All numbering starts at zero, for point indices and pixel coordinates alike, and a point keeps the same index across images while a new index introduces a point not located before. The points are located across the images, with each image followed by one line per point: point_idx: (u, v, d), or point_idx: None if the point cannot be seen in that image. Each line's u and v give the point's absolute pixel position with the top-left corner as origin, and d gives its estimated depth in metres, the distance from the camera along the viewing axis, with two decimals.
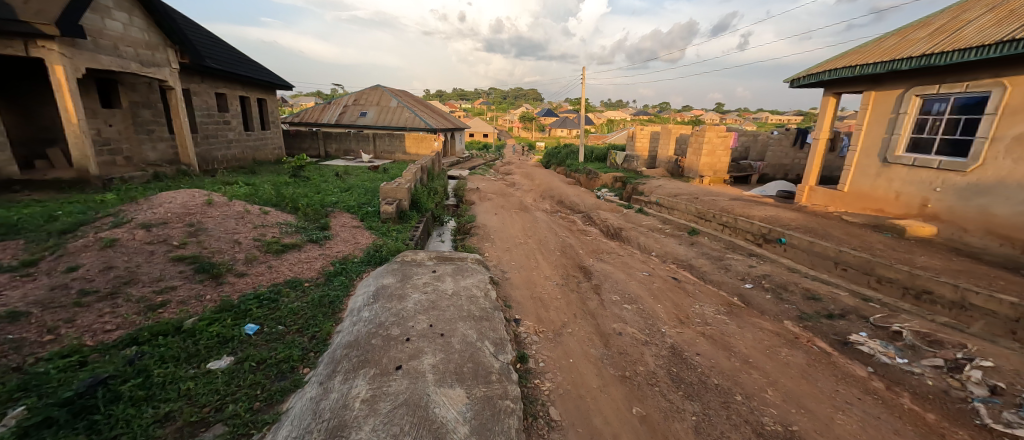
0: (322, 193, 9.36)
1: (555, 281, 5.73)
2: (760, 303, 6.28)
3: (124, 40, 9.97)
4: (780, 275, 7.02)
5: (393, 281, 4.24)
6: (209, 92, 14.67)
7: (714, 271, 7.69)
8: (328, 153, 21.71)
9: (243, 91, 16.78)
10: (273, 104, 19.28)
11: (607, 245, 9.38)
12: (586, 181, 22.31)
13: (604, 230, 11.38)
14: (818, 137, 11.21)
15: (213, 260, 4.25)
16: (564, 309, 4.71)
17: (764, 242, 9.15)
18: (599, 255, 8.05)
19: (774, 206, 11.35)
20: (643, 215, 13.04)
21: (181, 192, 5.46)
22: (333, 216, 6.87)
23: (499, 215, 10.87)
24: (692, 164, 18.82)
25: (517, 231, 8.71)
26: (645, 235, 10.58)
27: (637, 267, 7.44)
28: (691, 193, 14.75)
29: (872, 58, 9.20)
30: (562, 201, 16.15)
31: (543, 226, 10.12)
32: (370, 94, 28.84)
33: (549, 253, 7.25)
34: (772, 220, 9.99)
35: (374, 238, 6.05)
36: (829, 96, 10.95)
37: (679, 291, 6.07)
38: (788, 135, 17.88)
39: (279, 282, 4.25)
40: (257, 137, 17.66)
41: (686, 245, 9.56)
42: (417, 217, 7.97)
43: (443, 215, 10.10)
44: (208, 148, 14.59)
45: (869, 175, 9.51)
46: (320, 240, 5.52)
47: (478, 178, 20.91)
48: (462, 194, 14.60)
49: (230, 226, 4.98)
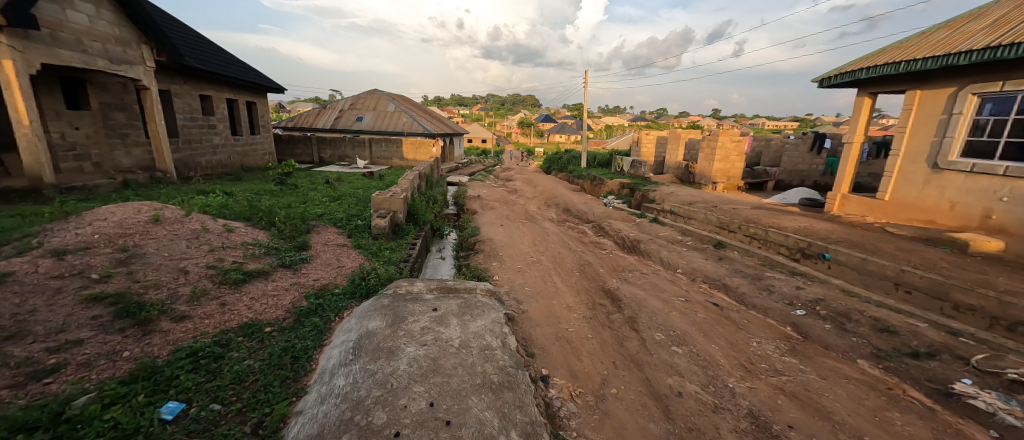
0: (307, 204, 8.34)
1: (582, 313, 4.75)
2: (821, 337, 5.30)
3: (91, 34, 8.95)
4: (837, 301, 6.04)
5: (381, 326, 3.22)
6: (192, 94, 13.68)
7: (755, 293, 6.71)
8: (322, 159, 20.75)
9: (231, 94, 15.83)
10: (263, 107, 18.30)
11: (627, 260, 8.39)
12: (591, 187, 21.37)
13: (620, 242, 10.39)
14: (851, 141, 10.33)
15: (145, 300, 3.24)
16: (602, 356, 3.73)
17: (804, 257, 8.20)
18: (622, 274, 7.06)
19: (804, 216, 10.42)
20: (658, 225, 12.07)
21: (124, 206, 4.45)
22: (316, 232, 5.87)
23: (505, 226, 9.89)
24: (704, 170, 17.90)
25: (527, 246, 7.72)
26: (666, 248, 9.61)
27: (669, 289, 6.48)
28: (708, 200, 13.82)
29: (921, 52, 8.27)
30: (569, 210, 15.17)
31: (554, 239, 9.13)
32: (366, 98, 27.96)
33: (567, 274, 6.27)
34: (808, 232, 9.03)
35: (362, 260, 5.05)
36: (864, 97, 10.06)
37: (728, 322, 5.10)
38: (805, 140, 17.02)
39: (230, 328, 3.22)
40: (245, 142, 16.68)
41: (714, 261, 8.59)
42: (414, 232, 6.97)
43: (443, 227, 9.11)
44: (190, 154, 13.59)
45: (915, 182, 8.63)
46: (294, 265, 4.51)
47: (479, 185, 19.96)
48: (463, 203, 13.65)
49: (178, 249, 3.96)
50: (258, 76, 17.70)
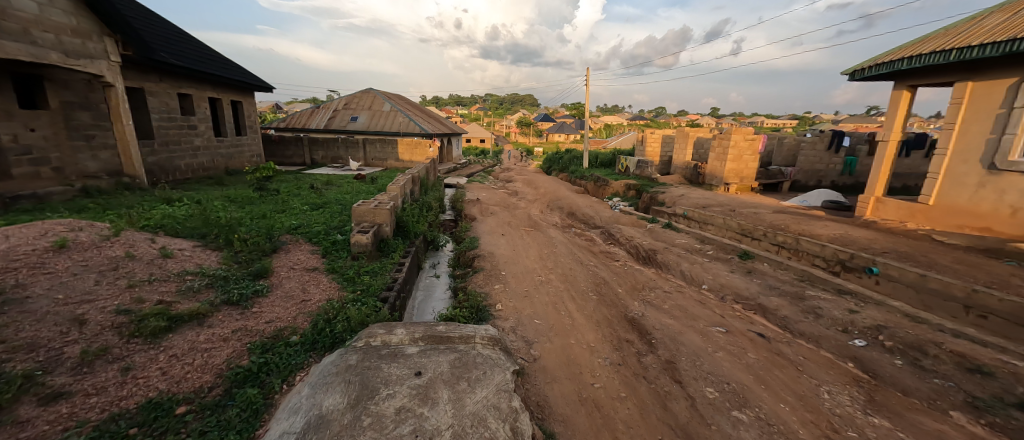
0: (285, 214, 7.40)
1: (612, 354, 3.87)
2: (895, 376, 4.42)
3: (41, 23, 7.92)
4: (904, 329, 5.17)
5: (338, 406, 2.26)
6: (169, 93, 12.70)
7: (800, 318, 5.82)
8: (313, 161, 19.80)
9: (213, 93, 14.86)
10: (250, 106, 17.33)
11: (645, 275, 7.47)
12: (595, 189, 20.42)
13: (633, 252, 9.44)
14: (887, 139, 9.52)
15: (4, 371, 2.26)
16: (659, 426, 2.90)
17: (845, 271, 7.36)
18: (644, 295, 6.12)
19: (835, 222, 9.55)
20: (672, 231, 11.15)
21: (26, 228, 3.49)
22: (285, 252, 4.92)
23: (507, 235, 8.99)
24: (715, 170, 16.97)
25: (534, 261, 6.76)
26: (685, 258, 8.69)
27: (703, 313, 5.55)
28: (723, 203, 12.92)
29: (974, 39, 7.41)
30: (574, 214, 14.22)
31: (563, 250, 8.16)
32: (361, 97, 26.98)
33: (585, 298, 5.34)
34: (846, 241, 8.11)
35: (336, 290, 4.09)
36: (902, 90, 9.30)
37: (786, 362, 4.22)
38: (823, 138, 16.12)
39: (124, 412, 2.26)
40: (230, 144, 15.70)
41: (742, 275, 7.66)
42: (403, 248, 6.02)
43: (439, 237, 8.22)
44: (168, 157, 12.62)
45: (967, 186, 7.90)
46: (244, 300, 3.55)
47: (478, 186, 18.98)
48: (461, 207, 12.75)
49: (79, 289, 2.98)
50: (244, 73, 16.71)
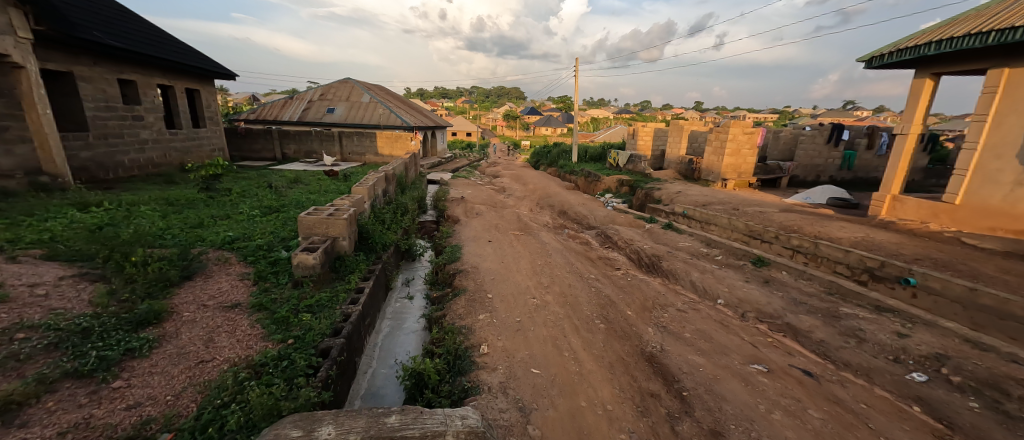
0: (228, 222, 6.18)
1: (639, 424, 2.87)
2: (979, 428, 3.53)
3: None
4: (970, 360, 4.33)
5: None
6: (107, 79, 11.15)
7: (840, 343, 4.93)
8: (284, 156, 18.30)
9: (164, 80, 13.26)
10: (209, 96, 15.72)
11: (653, 288, 6.52)
12: (586, 185, 19.47)
13: (634, 258, 8.48)
14: (906, 132, 8.79)
15: None
16: None
17: (874, 281, 6.57)
18: (657, 318, 5.15)
19: (850, 222, 8.80)
20: (673, 232, 10.28)
21: None
22: (202, 281, 3.76)
23: (494, 240, 7.96)
24: (712, 165, 16.25)
25: (527, 275, 5.73)
26: (693, 265, 7.80)
27: (731, 341, 4.61)
28: (724, 201, 12.12)
29: (1016, 20, 6.79)
30: (566, 213, 13.24)
31: (559, 259, 7.14)
32: (338, 87, 25.39)
33: (590, 328, 4.33)
34: (871, 245, 7.30)
35: (255, 339, 2.94)
36: (925, 78, 8.57)
37: (852, 418, 3.29)
38: (823, 131, 15.58)
39: None
40: (186, 137, 14.15)
41: (760, 286, 6.77)
42: (366, 265, 4.91)
43: (416, 246, 7.13)
44: (107, 151, 11.11)
45: (1001, 184, 7.22)
46: (104, 368, 2.39)
47: (463, 182, 17.83)
48: (445, 206, 11.65)
49: None
50: (202, 58, 15.13)
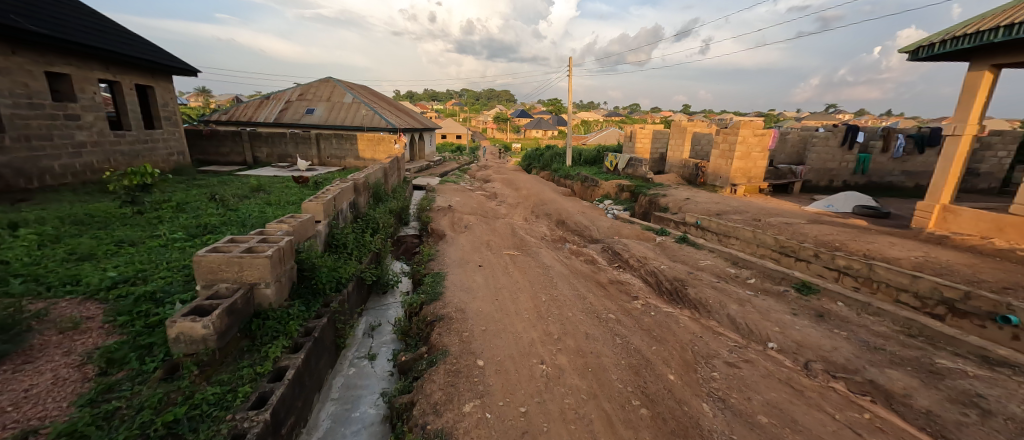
0: (131, 255, 4.72)
1: None
2: None
3: None
4: None
5: None
6: (31, 72, 9.20)
7: (957, 416, 3.61)
8: (256, 160, 16.65)
9: (106, 74, 11.25)
10: (166, 93, 13.90)
11: (685, 328, 5.17)
12: (583, 190, 18.24)
13: (652, 282, 7.13)
14: (961, 133, 7.60)
15: None
16: None
17: (955, 316, 5.33)
18: (708, 383, 3.78)
19: (896, 237, 7.61)
20: (689, 248, 9.02)
21: None
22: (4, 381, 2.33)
23: (486, 264, 6.55)
24: (719, 169, 15.09)
25: (529, 322, 4.35)
26: (723, 291, 6.49)
27: (822, 425, 3.27)
28: (739, 209, 10.92)
29: None
30: (564, 223, 11.94)
31: (567, 290, 5.73)
32: (318, 87, 23.76)
33: (629, 421, 2.96)
34: (941, 268, 6.04)
35: None
36: (983, 70, 7.35)
37: None
38: (837, 133, 14.48)
39: None
40: (136, 140, 12.24)
41: (815, 322, 5.45)
42: (304, 321, 3.49)
43: (388, 276, 5.70)
44: (28, 156, 9.10)
45: None
46: None
47: (451, 188, 16.42)
48: (429, 217, 10.24)
49: None
50: (154, 51, 13.35)
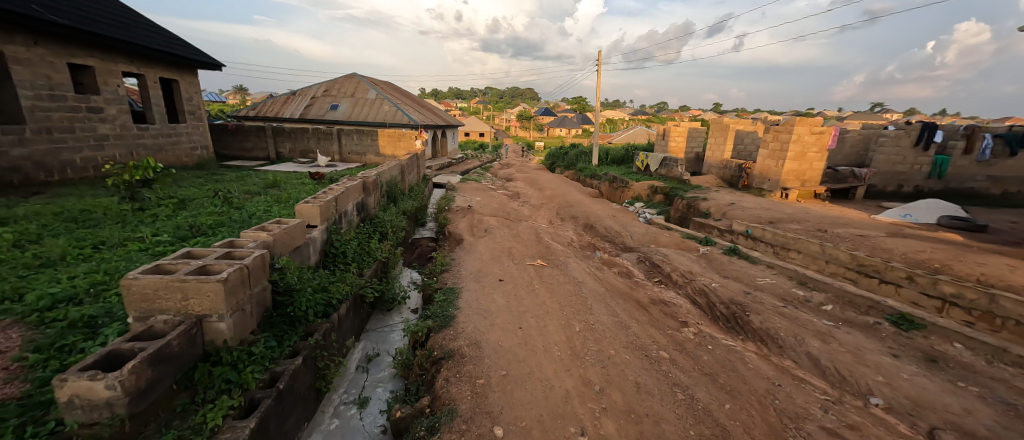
0: (101, 262, 4.05)
1: None
2: None
3: None
4: None
5: None
6: (56, 62, 8.49)
7: None
8: (278, 155, 16.34)
9: (131, 66, 10.75)
10: (191, 87, 13.60)
11: (761, 372, 4.07)
12: (612, 192, 17.08)
13: (702, 305, 6.00)
14: None
15: None
16: None
17: None
18: None
19: (1010, 258, 6.22)
20: (740, 261, 7.81)
21: None
22: None
23: (508, 279, 5.65)
24: (767, 171, 13.61)
25: (561, 365, 3.43)
26: (796, 320, 5.31)
27: None
28: (795, 217, 9.57)
29: None
30: (593, 228, 10.90)
31: (603, 315, 4.77)
32: (343, 83, 23.46)
33: None
34: None
35: None
36: None
37: None
38: (909, 132, 12.71)
39: None
40: (160, 133, 11.83)
41: (928, 370, 4.25)
42: (271, 364, 2.71)
43: (393, 290, 4.88)
44: (49, 148, 8.38)
45: None
46: None
47: (472, 187, 15.62)
48: (446, 218, 9.45)
49: None
50: (173, 42, 12.95)
